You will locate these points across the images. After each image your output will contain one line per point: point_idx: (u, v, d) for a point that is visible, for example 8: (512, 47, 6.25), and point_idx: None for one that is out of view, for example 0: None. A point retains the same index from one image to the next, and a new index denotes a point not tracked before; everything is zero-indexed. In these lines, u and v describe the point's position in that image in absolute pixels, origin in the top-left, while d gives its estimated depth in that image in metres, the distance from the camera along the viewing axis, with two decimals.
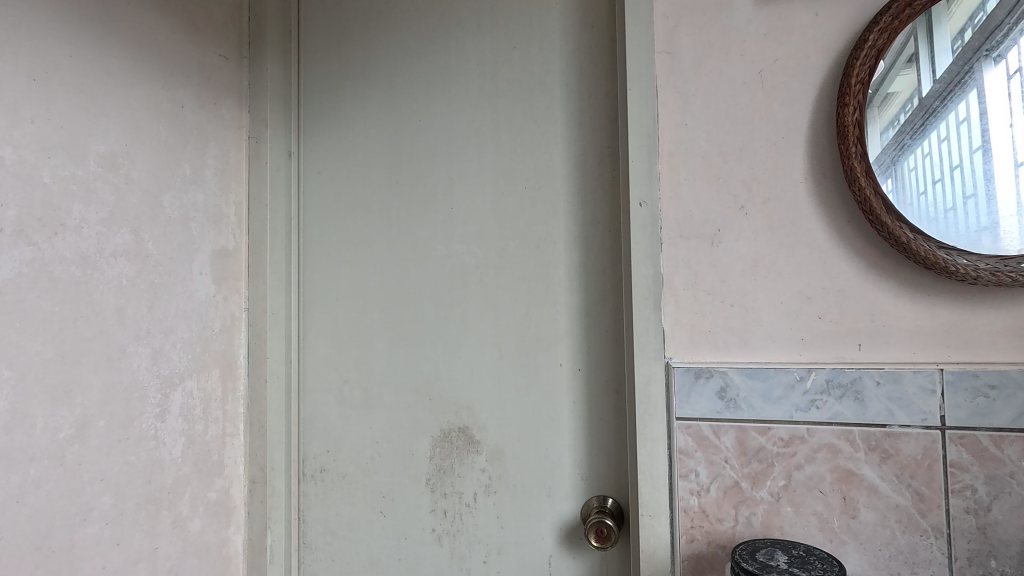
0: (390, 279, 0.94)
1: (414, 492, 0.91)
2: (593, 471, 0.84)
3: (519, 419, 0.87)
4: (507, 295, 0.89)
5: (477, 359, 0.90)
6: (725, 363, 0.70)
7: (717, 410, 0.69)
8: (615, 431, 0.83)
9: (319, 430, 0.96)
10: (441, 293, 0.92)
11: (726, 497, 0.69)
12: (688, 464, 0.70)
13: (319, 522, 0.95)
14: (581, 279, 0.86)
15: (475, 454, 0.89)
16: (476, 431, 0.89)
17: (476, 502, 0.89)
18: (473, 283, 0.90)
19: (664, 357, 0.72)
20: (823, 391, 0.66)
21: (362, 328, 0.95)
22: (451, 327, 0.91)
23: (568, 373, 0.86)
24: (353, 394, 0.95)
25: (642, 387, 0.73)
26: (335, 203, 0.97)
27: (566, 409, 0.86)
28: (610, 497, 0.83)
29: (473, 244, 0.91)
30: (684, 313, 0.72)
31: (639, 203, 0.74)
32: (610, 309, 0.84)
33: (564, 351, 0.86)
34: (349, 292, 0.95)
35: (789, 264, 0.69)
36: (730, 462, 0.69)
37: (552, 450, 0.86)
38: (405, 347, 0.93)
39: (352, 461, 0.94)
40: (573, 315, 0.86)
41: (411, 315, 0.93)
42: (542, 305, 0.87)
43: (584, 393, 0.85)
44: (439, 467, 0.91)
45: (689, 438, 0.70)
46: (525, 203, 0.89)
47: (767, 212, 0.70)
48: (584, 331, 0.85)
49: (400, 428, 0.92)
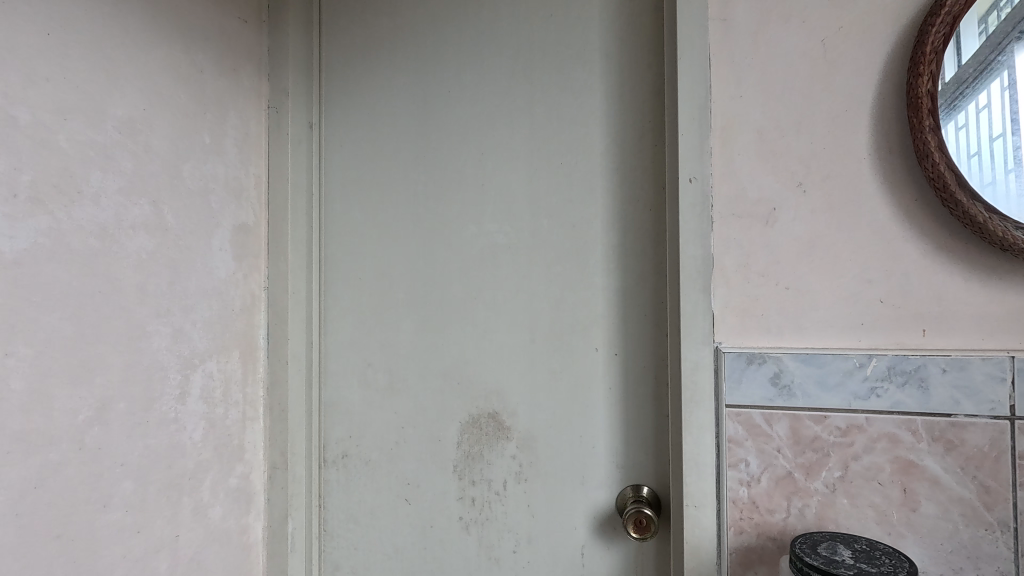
0: (417, 259, 0.90)
1: (440, 479, 0.88)
2: (629, 459, 0.82)
3: (552, 405, 0.84)
4: (541, 276, 0.85)
5: (507, 343, 0.86)
6: (779, 348, 0.67)
7: (768, 397, 0.66)
8: (652, 417, 0.81)
9: (340, 415, 0.92)
10: (471, 274, 0.88)
11: (777, 487, 0.66)
12: (738, 454, 0.67)
13: (341, 509, 0.92)
14: (618, 260, 0.82)
15: (505, 441, 0.86)
16: (507, 416, 0.86)
17: (506, 490, 0.86)
18: (506, 264, 0.86)
19: (713, 342, 0.69)
20: (885, 378, 0.63)
21: (386, 309, 0.91)
22: (482, 309, 0.87)
23: (604, 358, 0.82)
24: (377, 378, 0.91)
25: (688, 373, 0.70)
26: (358, 178, 0.92)
27: (601, 395, 0.83)
28: (646, 485, 0.81)
29: (505, 222, 0.87)
30: (735, 295, 0.69)
31: (689, 179, 0.70)
32: (651, 292, 0.81)
33: (601, 335, 0.83)
34: (372, 273, 0.92)
35: (849, 244, 0.65)
36: (783, 452, 0.66)
37: (586, 437, 0.83)
38: (433, 329, 0.89)
39: (376, 447, 0.91)
40: (610, 298, 0.82)
41: (439, 296, 0.89)
42: (578, 287, 0.83)
43: (621, 378, 0.82)
44: (467, 453, 0.88)
45: (739, 427, 0.67)
46: (560, 181, 0.85)
47: (826, 190, 0.66)
48: (622, 314, 0.82)
49: (428, 413, 0.89)
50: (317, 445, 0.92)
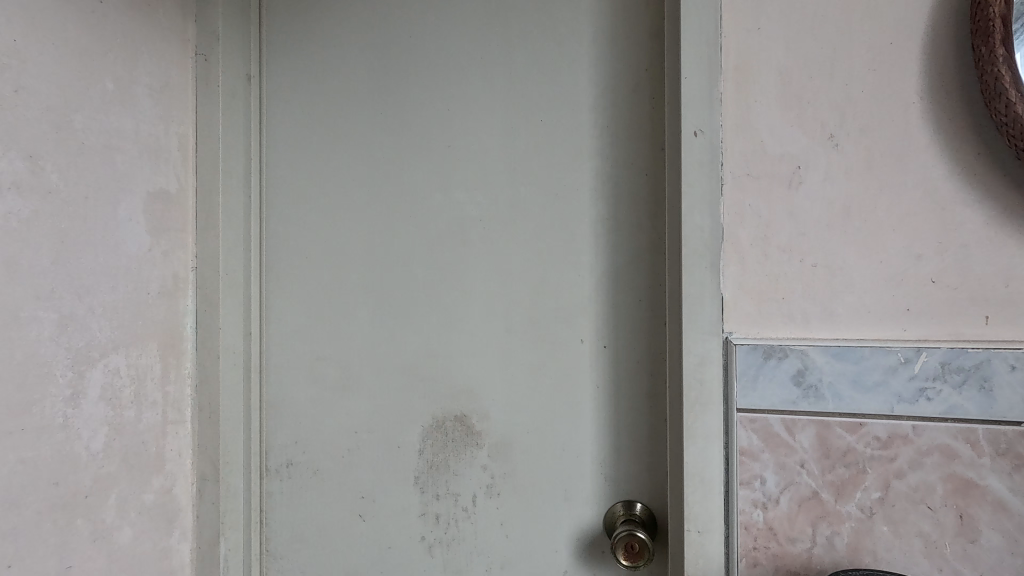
0: (373, 235, 0.77)
1: (400, 492, 0.76)
2: (620, 470, 0.69)
3: (530, 406, 0.72)
4: (518, 255, 0.72)
5: (478, 333, 0.73)
6: (805, 340, 0.54)
7: (789, 400, 0.54)
8: (647, 422, 0.68)
9: (285, 417, 0.79)
10: (436, 252, 0.75)
11: (801, 511, 0.53)
12: (753, 469, 0.55)
13: (286, 526, 0.79)
14: (609, 236, 0.69)
15: (474, 449, 0.73)
16: (477, 419, 0.73)
17: (475, 506, 0.73)
18: (477, 240, 0.73)
19: (723, 331, 0.57)
20: (936, 378, 0.51)
21: (338, 294, 0.78)
22: (449, 294, 0.74)
23: (591, 351, 0.70)
24: (328, 374, 0.78)
25: (692, 370, 0.57)
26: (305, 140, 0.79)
27: (587, 395, 0.70)
28: (639, 502, 0.68)
29: (476, 192, 0.74)
30: (751, 275, 0.56)
31: (694, 133, 0.58)
32: (647, 273, 0.68)
33: (587, 324, 0.70)
34: (322, 251, 0.78)
35: (893, 211, 0.53)
36: (808, 467, 0.53)
37: (570, 444, 0.71)
38: (391, 317, 0.76)
39: (326, 455, 0.78)
40: (599, 281, 0.70)
41: (399, 278, 0.76)
42: (562, 267, 0.71)
43: (611, 375, 0.69)
44: (431, 463, 0.75)
45: (754, 436, 0.55)
46: (541, 142, 0.71)
47: (865, 145, 0.54)
48: (613, 300, 0.69)
49: (386, 415, 0.76)
50: (258, 452, 0.79)
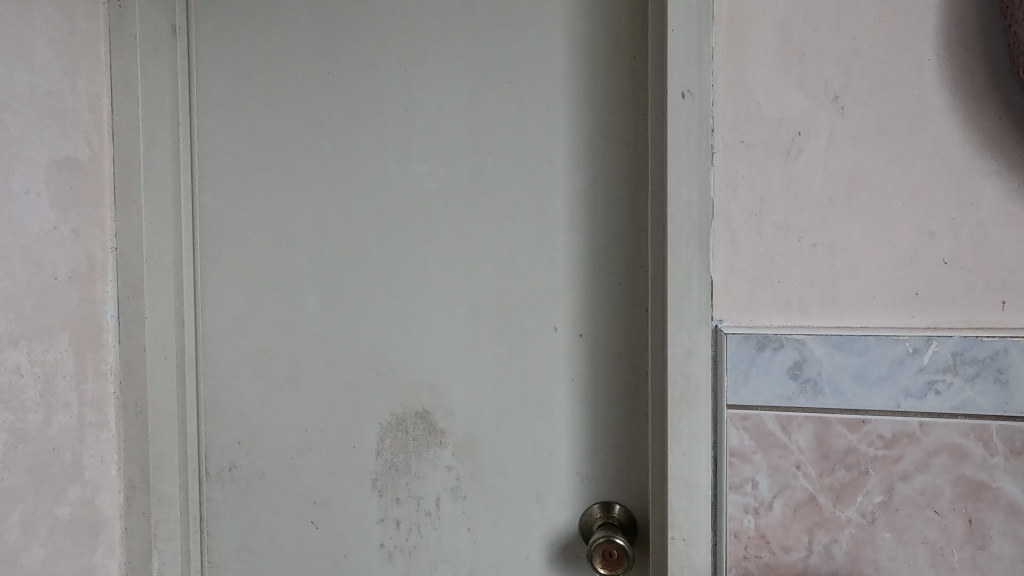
0: (322, 212, 0.68)
1: (356, 497, 0.69)
2: (597, 470, 0.63)
3: (499, 401, 0.65)
4: (484, 234, 0.65)
5: (441, 322, 0.66)
6: (803, 329, 0.48)
7: (785, 396, 0.48)
8: (627, 417, 0.62)
9: (227, 416, 0.71)
10: (393, 231, 0.67)
11: (796, 517, 0.48)
12: (744, 472, 0.49)
13: (230, 536, 0.72)
14: (585, 212, 0.63)
15: (438, 448, 0.67)
16: (440, 416, 0.67)
17: (440, 510, 0.67)
18: (440, 218, 0.66)
19: (712, 319, 0.50)
20: (948, 370, 0.46)
21: (284, 279, 0.69)
22: (409, 279, 0.67)
23: (565, 340, 0.63)
24: (274, 367, 0.70)
25: (678, 362, 0.51)
26: (243, 103, 0.69)
27: (561, 388, 0.64)
28: (617, 503, 0.63)
29: (438, 164, 0.66)
30: (744, 255, 0.50)
31: (682, 94, 0.51)
32: (627, 253, 0.62)
33: (562, 311, 0.63)
34: (264, 230, 0.70)
35: (902, 183, 0.47)
36: (804, 470, 0.48)
37: (542, 442, 0.64)
38: (344, 304, 0.68)
39: (273, 457, 0.70)
40: (574, 264, 0.63)
41: (352, 260, 0.68)
42: (533, 248, 0.64)
43: (587, 367, 0.63)
44: (390, 464, 0.68)
45: (746, 436, 0.49)
46: (510, 108, 0.64)
47: (873, 109, 0.47)
48: (589, 285, 0.63)
49: (340, 413, 0.69)
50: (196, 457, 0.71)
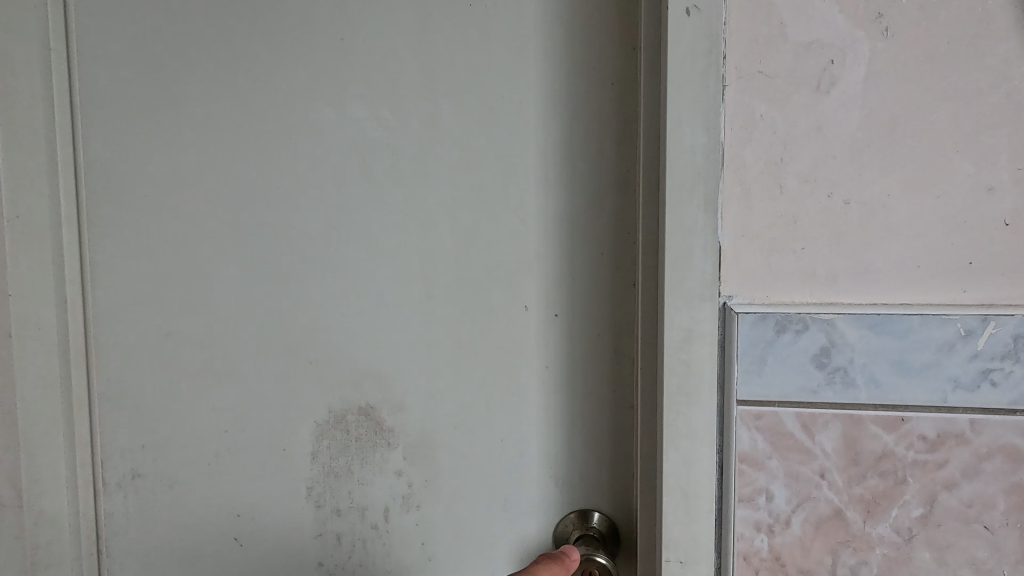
0: (240, 166, 0.55)
1: (289, 509, 0.58)
2: (573, 473, 0.54)
3: (459, 394, 0.55)
4: (440, 194, 0.54)
5: (388, 300, 0.55)
6: (831, 306, 0.39)
7: (809, 390, 0.39)
8: (608, 410, 0.53)
9: (127, 414, 0.59)
10: (328, 190, 0.55)
11: (817, 535, 0.40)
12: (756, 483, 0.40)
13: (135, 557, 0.60)
14: (561, 167, 0.52)
15: (385, 451, 0.56)
16: (388, 412, 0.56)
17: (389, 523, 0.57)
18: (385, 173, 0.54)
19: (721, 296, 0.40)
20: (1006, 357, 0.37)
21: (194, 247, 0.57)
22: (349, 248, 0.55)
23: (537, 322, 0.53)
24: (185, 355, 0.58)
25: (678, 349, 0.41)
26: (136, 27, 0.55)
27: (533, 379, 0.54)
28: (596, 511, 0.53)
29: (383, 106, 0.54)
30: (760, 216, 0.40)
31: (687, 11, 0.40)
32: (609, 217, 0.52)
33: (533, 286, 0.53)
34: (168, 187, 0.57)
35: (958, 125, 0.38)
36: (829, 478, 0.39)
37: (510, 442, 0.54)
38: (270, 278, 0.56)
39: (187, 462, 0.59)
40: (548, 231, 0.52)
41: (278, 225, 0.56)
42: (499, 210, 0.53)
43: (562, 352, 0.53)
44: (328, 470, 0.57)
45: (760, 438, 0.40)
46: (470, 38, 0.52)
47: (924, 30, 0.38)
48: (566, 257, 0.52)
49: (268, 410, 0.58)
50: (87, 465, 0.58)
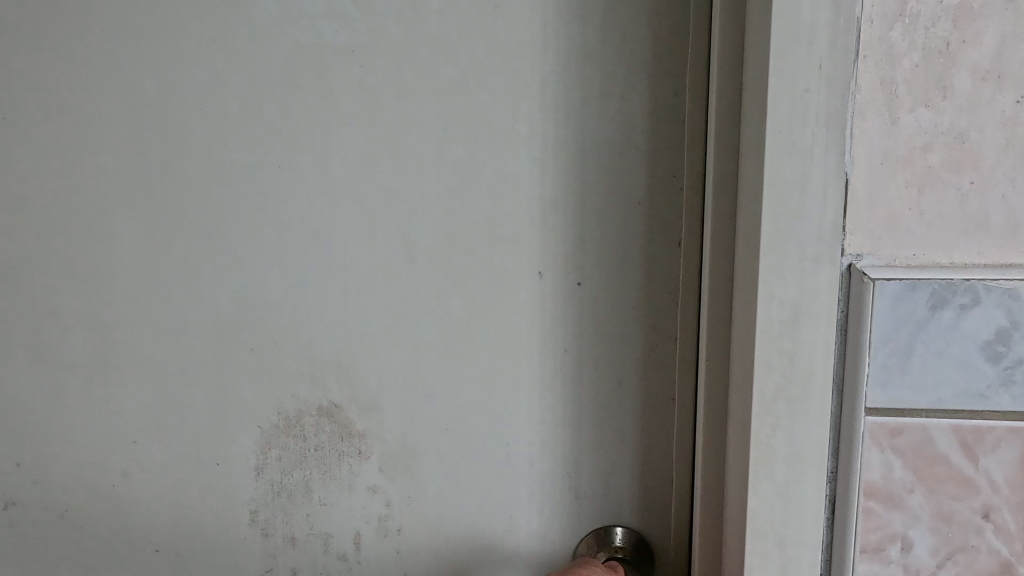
0: (154, 88, 0.42)
1: (228, 539, 0.46)
2: (600, 486, 0.42)
3: (448, 390, 0.42)
4: (420, 123, 0.39)
5: (351, 266, 0.42)
6: (1011, 270, 0.26)
7: (976, 394, 0.26)
8: (647, 406, 0.40)
9: (21, 418, 0.47)
10: (267, 119, 0.41)
11: None
12: (889, 527, 0.28)
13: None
14: (589, 82, 0.37)
15: (354, 462, 0.44)
16: (356, 414, 0.43)
17: (360, 552, 0.45)
18: (345, 92, 0.40)
19: (844, 256, 0.27)
20: None
21: (90, 206, 0.44)
22: (298, 196, 0.41)
23: (552, 294, 0.40)
24: (86, 344, 0.45)
25: (776, 333, 0.28)
26: None
27: (546, 369, 0.41)
28: (619, 526, 0.42)
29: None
30: (911, 134, 0.26)
31: None
32: (654, 148, 0.38)
33: (547, 245, 0.39)
34: (56, 125, 0.43)
35: None
36: (996, 522, 0.27)
37: (514, 450, 0.42)
38: (199, 239, 0.43)
39: (94, 479, 0.47)
40: (570, 170, 0.38)
41: (203, 168, 0.42)
42: (501, 142, 0.39)
43: (588, 336, 0.40)
44: (281, 487, 0.45)
45: (897, 464, 0.27)
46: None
47: None
48: (594, 206, 0.38)
49: (195, 414, 0.45)
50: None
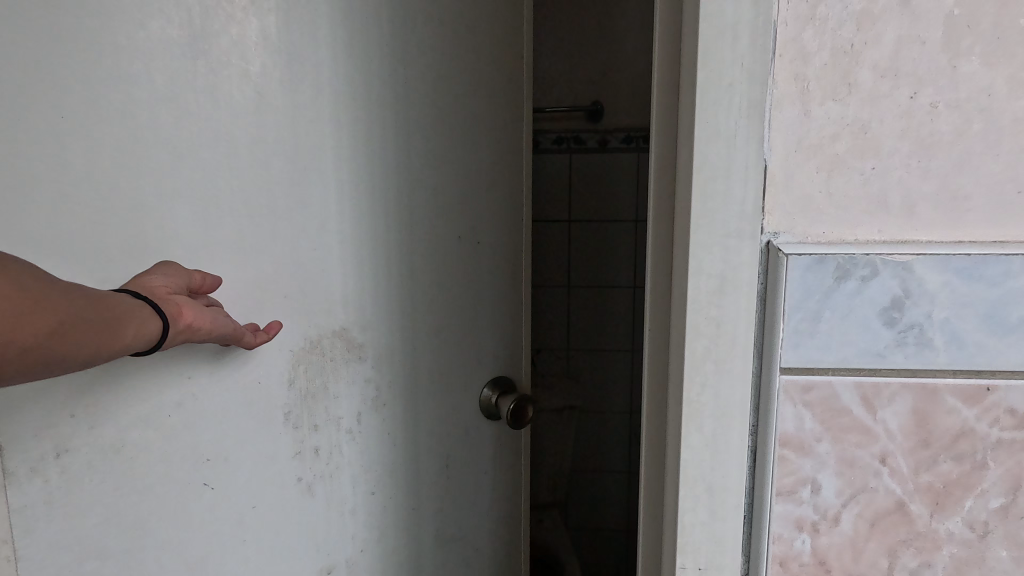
0: (170, 94, 0.51)
1: (265, 432, 0.62)
2: (493, 353, 0.77)
3: (405, 313, 0.69)
4: (391, 145, 0.65)
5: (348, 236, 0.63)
6: (907, 245, 0.30)
7: (874, 353, 0.30)
8: (510, 305, 0.78)
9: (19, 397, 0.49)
10: (287, 132, 0.58)
11: (873, 533, 0.32)
12: (800, 472, 0.32)
13: (58, 548, 0.54)
14: (481, 134, 0.72)
15: (356, 363, 0.67)
16: (358, 332, 0.66)
17: (360, 420, 0.69)
18: (342, 121, 0.61)
19: (763, 233, 0.31)
20: None
21: (102, 187, 0.50)
22: (299, 193, 0.59)
23: (466, 248, 0.72)
24: None
25: (704, 302, 0.31)
26: None
27: (461, 291, 0.73)
28: (487, 385, 0.77)
29: (341, 57, 0.60)
30: (820, 125, 0.30)
31: None
32: (507, 168, 0.75)
33: (461, 222, 0.72)
34: (68, 111, 0.48)
35: None
36: (892, 465, 0.31)
37: (447, 341, 0.73)
38: (227, 218, 0.56)
39: (118, 427, 0.54)
40: (471, 180, 0.72)
41: (229, 161, 0.55)
42: (437, 162, 0.69)
43: (485, 270, 0.74)
44: (306, 392, 0.64)
45: (807, 416, 0.31)
46: (419, 18, 0.65)
47: None
48: (482, 201, 0.73)
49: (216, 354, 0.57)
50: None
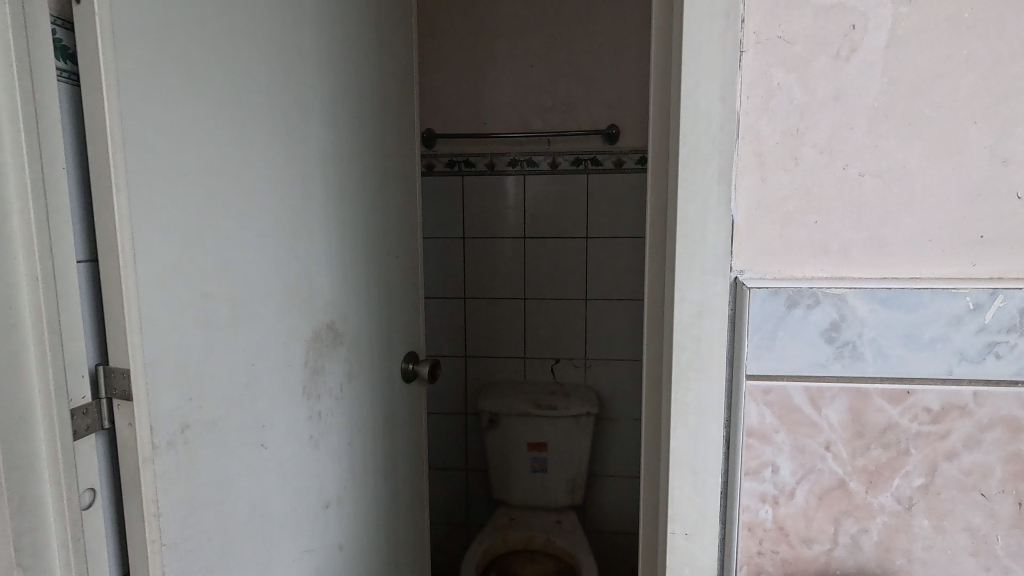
0: (239, 148, 0.67)
1: (288, 405, 0.78)
2: (406, 326, 1.09)
3: (362, 305, 0.93)
4: (354, 185, 0.90)
5: (328, 243, 0.84)
6: (842, 281, 0.39)
7: (818, 363, 0.39)
8: (414, 292, 1.11)
9: (164, 371, 0.59)
10: (299, 176, 0.77)
11: (821, 505, 0.40)
12: (762, 456, 0.41)
13: (183, 504, 0.61)
14: (397, 176, 1.03)
15: (340, 347, 0.87)
16: (337, 323, 0.87)
17: (343, 390, 0.89)
18: (325, 166, 0.83)
19: (732, 270, 0.40)
20: (1012, 330, 0.37)
21: (201, 214, 0.62)
22: (303, 219, 0.79)
23: (388, 257, 1.01)
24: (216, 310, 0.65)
25: (687, 323, 0.41)
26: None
27: (389, 286, 1.02)
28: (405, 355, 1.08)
29: (331, 123, 0.84)
30: (775, 189, 0.39)
31: None
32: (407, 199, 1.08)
33: (387, 237, 1.01)
34: (185, 165, 0.59)
35: (979, 96, 0.37)
36: (834, 450, 0.40)
37: (384, 323, 1.01)
38: (269, 241, 0.72)
39: (213, 411, 0.65)
40: (391, 206, 1.01)
41: (267, 197, 0.72)
42: (375, 195, 0.96)
43: (398, 269, 1.05)
44: (312, 370, 0.82)
45: (767, 412, 0.40)
46: (363, 93, 0.92)
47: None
48: (397, 220, 1.04)
49: (261, 342, 0.72)
50: (90, 444, 0.57)
